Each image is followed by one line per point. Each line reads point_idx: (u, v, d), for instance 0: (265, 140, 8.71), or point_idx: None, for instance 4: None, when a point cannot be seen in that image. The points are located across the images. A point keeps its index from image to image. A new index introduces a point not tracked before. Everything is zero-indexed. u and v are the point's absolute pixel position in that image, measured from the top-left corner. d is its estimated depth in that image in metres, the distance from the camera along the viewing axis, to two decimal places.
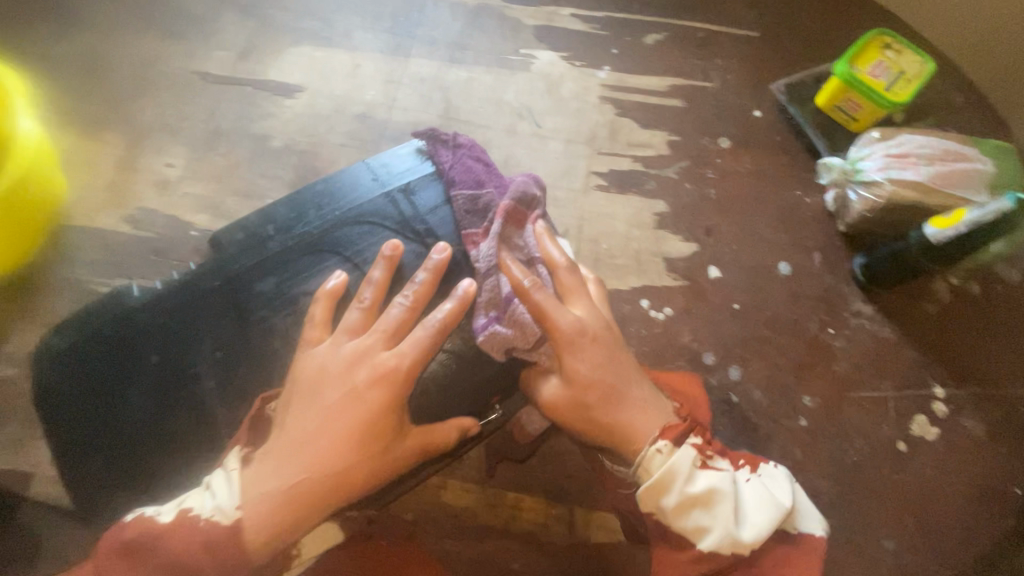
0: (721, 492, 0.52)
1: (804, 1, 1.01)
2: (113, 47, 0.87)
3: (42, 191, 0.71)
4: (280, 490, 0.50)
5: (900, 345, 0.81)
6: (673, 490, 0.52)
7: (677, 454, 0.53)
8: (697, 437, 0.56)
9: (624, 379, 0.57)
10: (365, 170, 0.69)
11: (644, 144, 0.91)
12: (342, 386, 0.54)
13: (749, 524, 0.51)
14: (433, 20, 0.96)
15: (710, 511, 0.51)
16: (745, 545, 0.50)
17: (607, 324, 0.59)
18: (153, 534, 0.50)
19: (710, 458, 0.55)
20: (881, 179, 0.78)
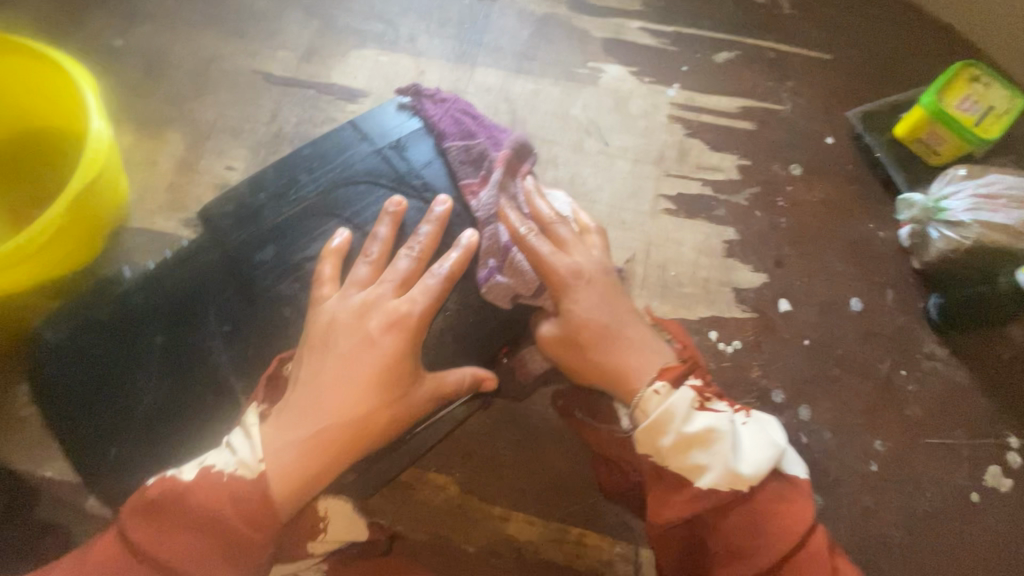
0: (720, 430, 0.47)
1: (881, 24, 0.97)
2: (175, 42, 0.85)
3: (105, 196, 0.66)
4: (297, 440, 0.48)
5: (975, 391, 0.78)
6: (668, 430, 0.48)
7: (673, 394, 0.49)
8: (696, 379, 0.52)
9: (621, 323, 0.55)
10: (352, 128, 0.65)
11: (714, 167, 0.88)
12: (352, 335, 0.52)
13: (750, 462, 0.47)
14: (498, 27, 0.93)
15: (709, 450, 0.47)
16: (745, 482, 0.46)
17: (605, 270, 0.57)
18: (177, 492, 0.45)
19: (709, 399, 0.50)
20: (968, 219, 0.75)
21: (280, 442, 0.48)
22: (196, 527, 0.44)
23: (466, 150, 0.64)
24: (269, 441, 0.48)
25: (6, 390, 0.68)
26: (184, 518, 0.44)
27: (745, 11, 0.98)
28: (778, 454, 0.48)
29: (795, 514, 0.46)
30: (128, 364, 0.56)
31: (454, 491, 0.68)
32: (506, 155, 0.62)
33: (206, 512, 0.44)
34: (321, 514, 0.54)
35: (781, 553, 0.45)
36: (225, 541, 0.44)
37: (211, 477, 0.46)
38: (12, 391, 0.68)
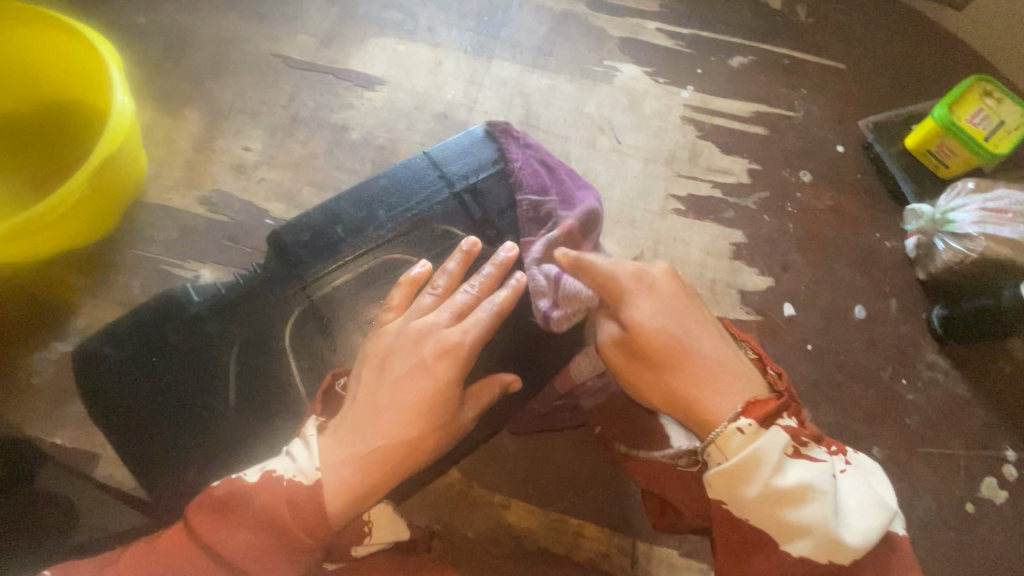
0: (816, 490, 0.43)
1: (895, 36, 0.98)
2: (197, 23, 0.86)
3: (124, 170, 0.67)
4: (348, 462, 0.45)
5: (974, 404, 0.79)
6: (754, 480, 0.44)
7: (765, 441, 0.44)
8: (791, 419, 0.47)
9: (688, 325, 0.51)
10: (431, 166, 0.63)
11: (724, 170, 0.89)
12: (410, 358, 0.49)
13: (845, 524, 0.43)
14: (516, 22, 0.94)
15: (802, 509, 0.43)
16: (841, 551, 0.43)
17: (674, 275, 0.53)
18: (244, 489, 0.42)
19: (804, 445, 0.46)
20: (975, 232, 0.76)
21: (336, 458, 0.45)
22: (258, 529, 0.41)
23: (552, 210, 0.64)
24: (330, 453, 0.45)
25: (17, 358, 0.68)
26: (247, 518, 0.41)
27: (762, 16, 0.99)
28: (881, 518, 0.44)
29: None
30: (203, 386, 0.58)
31: (455, 477, 0.69)
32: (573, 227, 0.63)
33: (267, 513, 0.41)
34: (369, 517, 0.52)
35: None
36: (285, 550, 0.41)
37: (273, 479, 0.43)
38: (23, 359, 0.68)
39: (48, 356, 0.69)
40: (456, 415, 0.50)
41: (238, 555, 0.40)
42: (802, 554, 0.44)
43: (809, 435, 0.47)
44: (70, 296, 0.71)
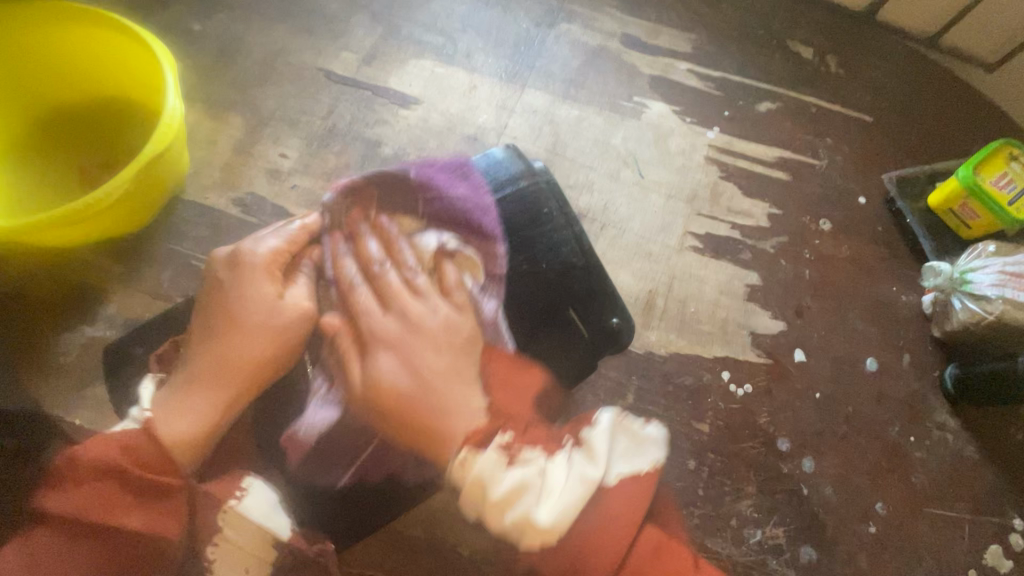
0: (528, 484, 0.49)
1: (924, 94, 0.99)
2: (248, 33, 0.90)
3: (167, 169, 0.70)
4: (193, 390, 0.55)
5: (982, 468, 0.78)
6: (483, 500, 0.49)
7: (483, 458, 0.50)
8: (506, 433, 0.52)
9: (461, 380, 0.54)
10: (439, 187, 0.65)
11: (745, 212, 0.90)
12: (223, 288, 0.57)
13: (552, 504, 0.49)
14: (552, 52, 0.97)
15: (518, 508, 0.49)
16: (550, 528, 0.48)
17: (458, 330, 0.56)
18: (75, 458, 0.50)
19: (518, 450, 0.51)
20: (994, 296, 0.76)
21: (167, 404, 0.54)
22: (100, 481, 0.49)
23: (567, 232, 0.63)
24: (159, 400, 0.55)
25: (50, 336, 0.71)
26: (79, 479, 0.49)
27: (792, 64, 1.00)
28: (586, 490, 0.49)
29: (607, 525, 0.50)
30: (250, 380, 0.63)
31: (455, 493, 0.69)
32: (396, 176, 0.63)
33: (101, 462, 0.49)
34: (243, 487, 0.56)
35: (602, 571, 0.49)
36: (132, 491, 0.49)
37: (107, 440, 0.51)
38: (54, 338, 0.71)
39: (76, 338, 0.71)
40: (287, 310, 0.57)
41: (86, 512, 0.48)
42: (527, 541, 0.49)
43: (523, 441, 0.52)
44: (104, 281, 0.74)
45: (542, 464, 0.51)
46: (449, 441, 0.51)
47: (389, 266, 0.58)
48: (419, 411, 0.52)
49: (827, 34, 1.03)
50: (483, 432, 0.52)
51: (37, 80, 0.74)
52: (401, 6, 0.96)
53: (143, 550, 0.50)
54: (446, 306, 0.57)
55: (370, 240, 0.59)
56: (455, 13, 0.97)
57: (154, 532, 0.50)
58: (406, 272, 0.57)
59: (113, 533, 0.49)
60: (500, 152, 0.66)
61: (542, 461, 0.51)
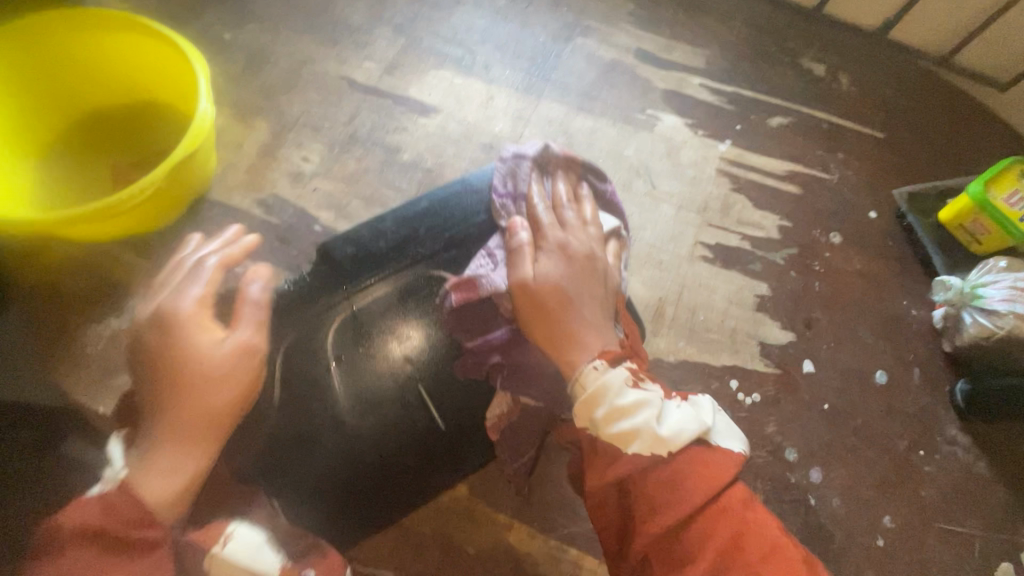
0: (649, 402, 0.49)
1: (934, 113, 1.01)
2: (275, 43, 0.94)
3: (195, 169, 0.73)
4: (156, 452, 0.49)
5: (993, 485, 0.77)
6: (602, 403, 0.49)
7: (611, 371, 0.51)
8: (633, 362, 0.54)
9: (583, 296, 0.56)
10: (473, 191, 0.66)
11: (755, 224, 0.91)
12: (166, 342, 0.52)
13: (668, 424, 0.48)
14: (568, 66, 1.00)
15: (635, 419, 0.48)
16: (665, 445, 0.47)
17: (591, 254, 0.58)
18: (56, 523, 0.43)
19: (643, 379, 0.52)
20: (1004, 310, 0.76)
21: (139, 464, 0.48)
22: (81, 544, 0.42)
23: None
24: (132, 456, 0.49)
25: (76, 329, 0.74)
26: (60, 548, 0.42)
27: (804, 81, 1.02)
28: (700, 429, 0.48)
29: (709, 465, 0.46)
30: None
31: (464, 492, 0.71)
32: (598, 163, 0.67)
33: (86, 523, 0.43)
34: (226, 532, 0.51)
35: (699, 504, 0.45)
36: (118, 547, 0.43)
37: (86, 503, 0.44)
38: (81, 331, 0.74)
39: (103, 330, 0.74)
40: (240, 346, 0.53)
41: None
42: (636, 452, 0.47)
43: (648, 376, 0.53)
44: (129, 277, 0.77)
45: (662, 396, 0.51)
46: (587, 351, 0.53)
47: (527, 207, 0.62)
48: (561, 323, 0.55)
49: (839, 52, 1.04)
50: (612, 355, 0.53)
51: (77, 85, 0.78)
52: (423, 19, 0.99)
53: None
54: (590, 237, 0.60)
55: (561, 184, 0.63)
56: (475, 27, 1.00)
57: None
58: (582, 220, 0.61)
59: None
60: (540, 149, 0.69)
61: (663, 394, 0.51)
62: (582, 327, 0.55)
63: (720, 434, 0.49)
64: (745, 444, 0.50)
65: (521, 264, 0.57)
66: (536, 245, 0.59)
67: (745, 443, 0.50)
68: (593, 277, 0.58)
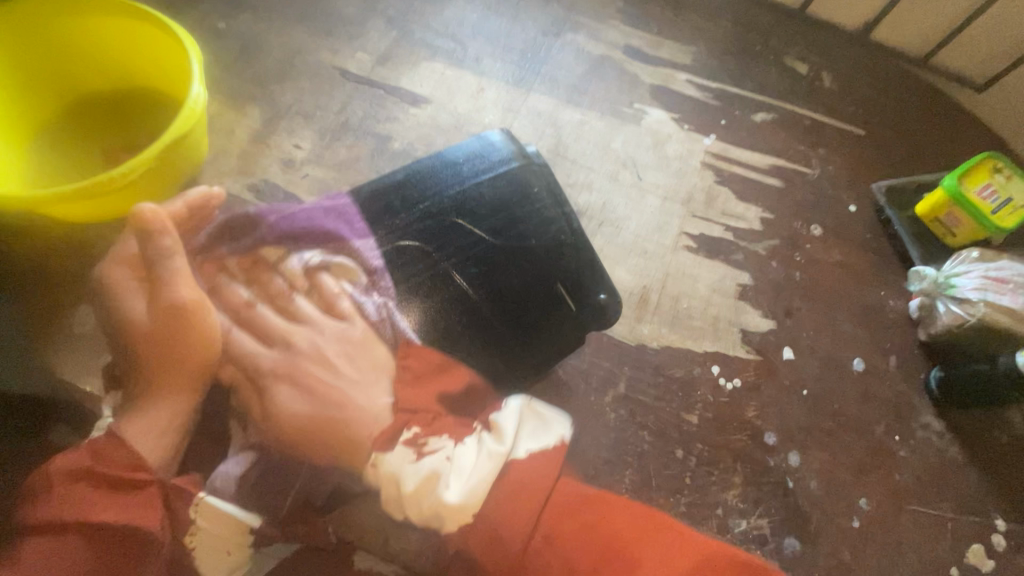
0: (438, 470, 0.55)
1: (913, 111, 1.04)
2: (269, 32, 0.95)
3: (190, 152, 0.74)
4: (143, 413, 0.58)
5: (966, 469, 0.79)
6: (400, 493, 0.55)
7: (392, 456, 0.55)
8: (411, 429, 0.57)
9: (342, 398, 0.57)
10: (444, 165, 0.67)
11: (738, 215, 0.93)
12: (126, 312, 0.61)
13: (465, 483, 0.55)
14: (557, 60, 1.02)
15: (433, 495, 0.54)
16: (467, 507, 0.54)
17: (327, 335, 0.60)
18: (45, 475, 0.53)
19: (424, 443, 0.57)
20: (975, 298, 0.79)
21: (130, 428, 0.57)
22: (73, 483, 0.52)
23: (557, 211, 0.66)
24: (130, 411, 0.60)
25: (66, 309, 0.75)
26: (53, 492, 0.52)
27: (788, 79, 1.05)
28: (496, 463, 0.56)
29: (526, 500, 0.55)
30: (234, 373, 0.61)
31: None
32: (235, 216, 0.66)
33: (78, 468, 0.53)
34: (207, 484, 0.60)
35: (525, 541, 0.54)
36: (107, 489, 0.53)
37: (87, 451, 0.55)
38: (68, 311, 0.75)
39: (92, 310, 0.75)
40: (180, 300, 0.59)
41: (63, 514, 0.51)
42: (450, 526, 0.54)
43: (427, 434, 0.57)
44: None
45: (450, 451, 0.57)
46: (360, 453, 0.56)
47: (261, 317, 0.61)
48: (334, 433, 0.56)
49: (822, 51, 1.07)
50: (386, 435, 0.57)
51: (70, 69, 0.79)
52: (415, 13, 1.01)
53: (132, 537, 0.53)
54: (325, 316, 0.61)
55: (242, 287, 0.63)
56: (466, 21, 1.02)
57: (134, 525, 0.53)
58: (316, 303, 0.62)
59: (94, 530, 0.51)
60: (495, 137, 0.70)
61: (449, 449, 0.57)
62: (351, 429, 0.56)
63: (517, 449, 0.58)
64: (542, 445, 0.59)
65: (276, 394, 0.57)
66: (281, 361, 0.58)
67: (541, 445, 0.59)
68: (352, 357, 0.59)
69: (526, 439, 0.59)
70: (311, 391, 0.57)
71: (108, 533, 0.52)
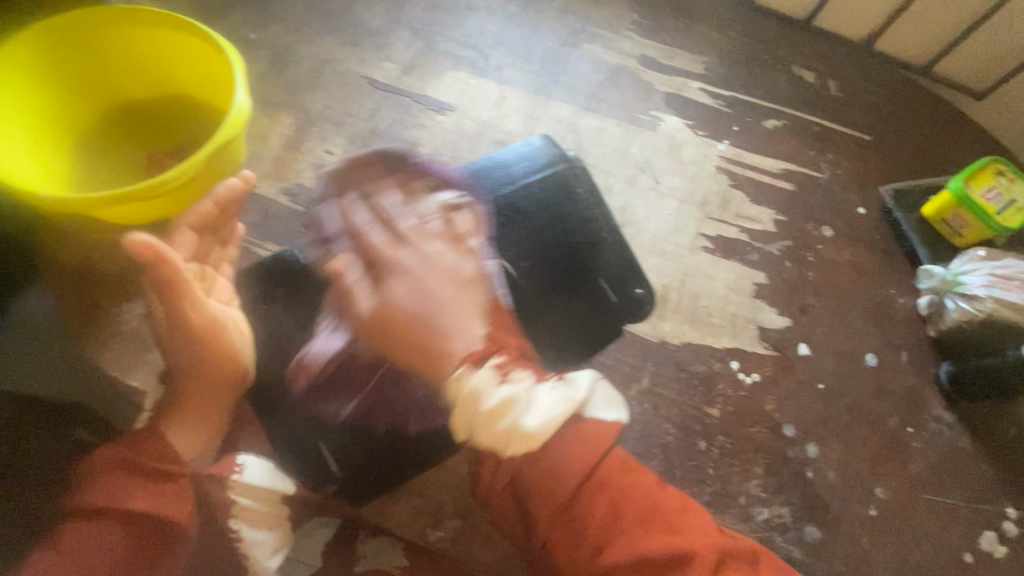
0: (517, 398, 0.53)
1: (917, 117, 1.08)
2: (299, 43, 0.99)
3: (232, 157, 0.77)
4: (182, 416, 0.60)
5: (976, 459, 0.82)
6: (474, 411, 0.53)
7: (477, 375, 0.53)
8: (498, 357, 0.55)
9: (450, 314, 0.55)
10: (488, 168, 0.69)
11: (752, 218, 0.97)
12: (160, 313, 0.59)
13: (538, 417, 0.53)
14: (575, 69, 1.06)
15: (505, 420, 0.53)
16: (533, 438, 0.52)
17: (444, 263, 0.57)
18: (96, 463, 0.53)
19: (509, 371, 0.55)
20: (983, 295, 0.82)
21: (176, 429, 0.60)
22: (121, 472, 0.53)
23: (598, 210, 0.68)
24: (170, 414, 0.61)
25: (109, 308, 0.78)
26: (99, 482, 0.52)
27: (796, 87, 1.09)
28: (570, 409, 0.54)
29: (592, 442, 0.53)
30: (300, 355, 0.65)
31: None
32: (387, 147, 0.64)
33: (128, 458, 0.54)
34: (238, 464, 0.62)
35: (578, 481, 0.52)
36: (151, 481, 0.54)
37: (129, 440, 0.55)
38: (114, 309, 0.78)
39: (136, 310, 0.79)
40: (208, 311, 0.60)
41: (109, 500, 0.51)
42: (511, 452, 0.53)
43: (514, 364, 0.56)
44: None
45: (530, 385, 0.54)
46: (447, 361, 0.54)
47: (388, 228, 0.58)
48: (418, 341, 0.54)
49: (828, 61, 1.12)
50: (475, 356, 0.55)
51: (113, 78, 0.82)
52: (438, 24, 1.05)
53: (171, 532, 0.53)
54: (450, 247, 0.59)
55: (383, 197, 0.61)
56: (487, 32, 1.06)
57: (172, 517, 0.53)
58: (439, 228, 0.60)
59: (138, 518, 0.52)
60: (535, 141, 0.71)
61: (531, 383, 0.55)
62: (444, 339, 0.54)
63: (595, 408, 0.55)
64: (619, 415, 0.56)
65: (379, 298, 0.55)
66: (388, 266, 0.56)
67: (620, 415, 0.56)
68: (457, 282, 0.57)
69: (606, 401, 0.56)
70: (418, 304, 0.55)
71: (149, 525, 0.52)
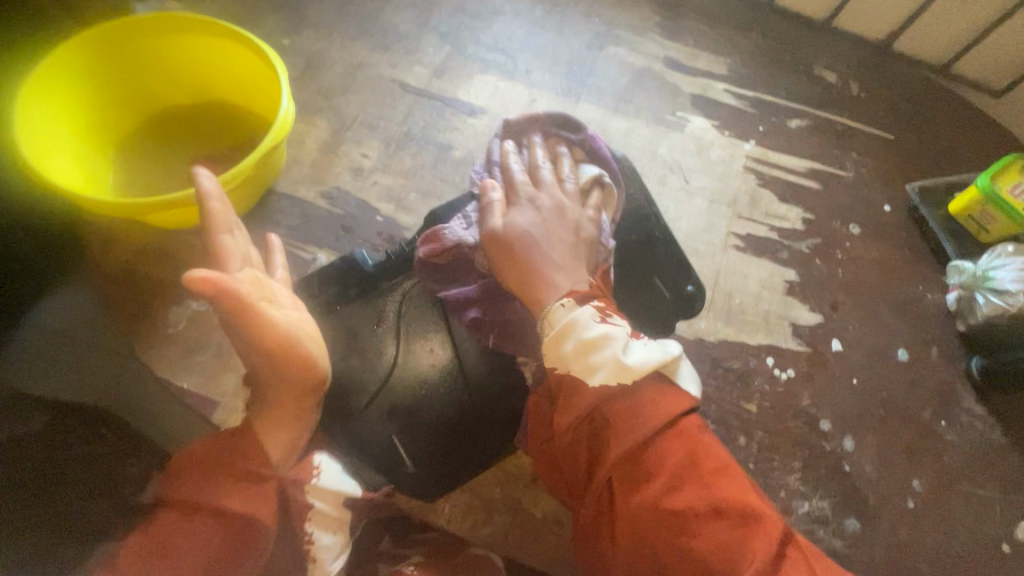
0: (615, 336, 0.54)
1: (937, 116, 1.10)
2: (331, 48, 1.00)
3: (272, 162, 0.78)
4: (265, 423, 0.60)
5: (1009, 451, 0.84)
6: (570, 338, 0.54)
7: (580, 310, 0.55)
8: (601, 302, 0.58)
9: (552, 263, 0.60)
10: None
11: (781, 216, 0.98)
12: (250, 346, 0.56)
13: (636, 356, 0.52)
14: (602, 72, 1.07)
15: (602, 353, 0.53)
16: (627, 373, 0.51)
17: (555, 217, 0.62)
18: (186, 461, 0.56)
19: (610, 314, 0.56)
20: (1016, 289, 0.83)
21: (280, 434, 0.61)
22: (206, 470, 0.55)
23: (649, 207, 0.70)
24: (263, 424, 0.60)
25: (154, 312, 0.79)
26: (187, 480, 0.54)
27: (818, 87, 1.10)
28: (665, 359, 0.53)
29: (670, 394, 0.51)
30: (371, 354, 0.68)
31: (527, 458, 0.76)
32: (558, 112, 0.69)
33: (210, 455, 0.56)
34: (313, 466, 0.64)
35: (657, 426, 0.50)
36: (237, 476, 0.55)
37: (215, 438, 0.57)
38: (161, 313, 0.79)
39: (183, 311, 0.79)
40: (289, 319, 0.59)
41: (195, 494, 0.53)
42: (600, 384, 0.52)
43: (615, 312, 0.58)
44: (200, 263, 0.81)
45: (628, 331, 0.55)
46: (548, 293, 0.58)
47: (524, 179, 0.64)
48: (523, 272, 0.59)
49: (849, 61, 1.13)
50: (580, 293, 0.58)
51: (153, 84, 0.83)
52: (466, 28, 1.06)
53: (250, 528, 0.54)
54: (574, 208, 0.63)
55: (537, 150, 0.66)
56: (514, 35, 1.07)
57: (254, 514, 0.54)
58: (558, 178, 0.65)
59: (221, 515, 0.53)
60: None
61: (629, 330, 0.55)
62: (547, 272, 0.59)
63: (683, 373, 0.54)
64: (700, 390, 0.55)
65: (493, 219, 0.61)
66: (509, 202, 0.63)
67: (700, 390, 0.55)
68: (556, 230, 0.61)
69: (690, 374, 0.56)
70: (530, 250, 0.60)
71: (232, 520, 0.54)
